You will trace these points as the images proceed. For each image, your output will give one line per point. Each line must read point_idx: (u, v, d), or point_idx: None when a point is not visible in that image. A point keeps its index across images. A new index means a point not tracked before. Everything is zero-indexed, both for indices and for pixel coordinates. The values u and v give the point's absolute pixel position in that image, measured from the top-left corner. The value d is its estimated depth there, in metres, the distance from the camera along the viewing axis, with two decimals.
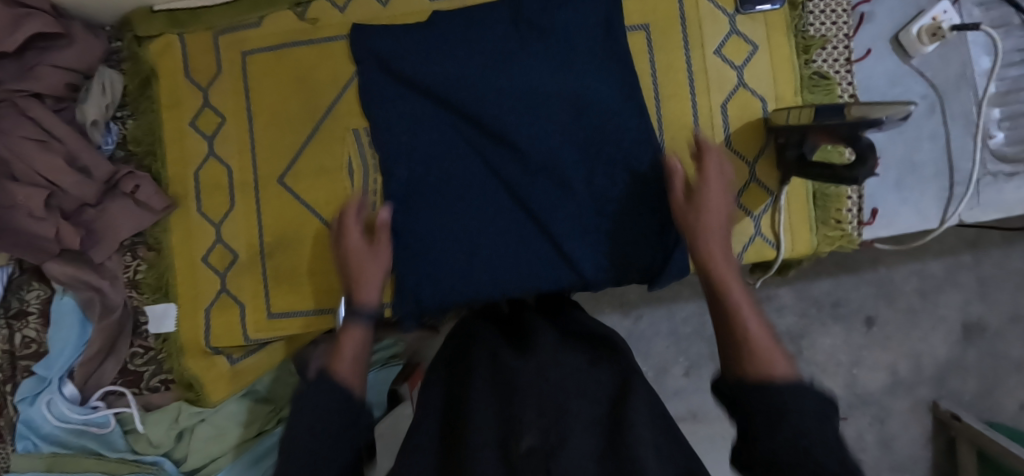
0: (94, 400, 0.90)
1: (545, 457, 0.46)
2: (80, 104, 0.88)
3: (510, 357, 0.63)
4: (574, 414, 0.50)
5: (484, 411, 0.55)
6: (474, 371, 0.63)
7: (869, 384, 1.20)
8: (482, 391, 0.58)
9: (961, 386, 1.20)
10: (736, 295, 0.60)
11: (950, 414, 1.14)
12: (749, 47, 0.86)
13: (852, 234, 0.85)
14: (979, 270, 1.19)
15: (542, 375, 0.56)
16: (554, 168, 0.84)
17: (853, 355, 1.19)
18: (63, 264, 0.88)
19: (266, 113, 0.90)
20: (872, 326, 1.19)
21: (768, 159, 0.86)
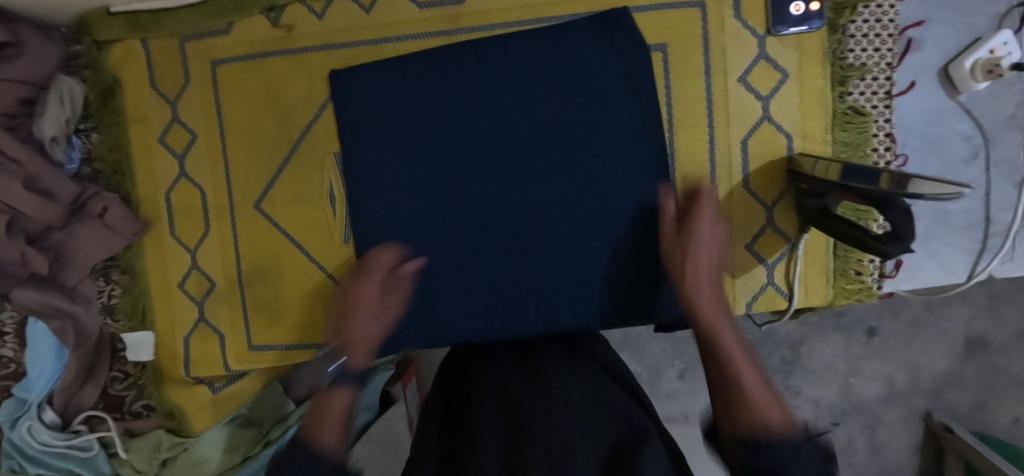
0: (76, 424, 0.88)
1: None
2: (39, 118, 0.81)
3: (518, 390, 0.60)
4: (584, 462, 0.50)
5: (489, 455, 0.52)
6: (480, 405, 0.59)
7: (864, 393, 1.11)
8: (488, 431, 0.55)
9: (957, 398, 1.09)
10: (726, 339, 0.56)
11: (943, 427, 1.05)
12: (775, 75, 0.77)
13: (872, 287, 0.79)
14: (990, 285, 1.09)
15: (558, 417, 0.54)
16: (551, 208, 0.80)
17: (851, 364, 1.10)
18: (30, 290, 0.82)
19: (238, 132, 0.83)
20: (873, 336, 1.10)
21: (788, 203, 0.78)
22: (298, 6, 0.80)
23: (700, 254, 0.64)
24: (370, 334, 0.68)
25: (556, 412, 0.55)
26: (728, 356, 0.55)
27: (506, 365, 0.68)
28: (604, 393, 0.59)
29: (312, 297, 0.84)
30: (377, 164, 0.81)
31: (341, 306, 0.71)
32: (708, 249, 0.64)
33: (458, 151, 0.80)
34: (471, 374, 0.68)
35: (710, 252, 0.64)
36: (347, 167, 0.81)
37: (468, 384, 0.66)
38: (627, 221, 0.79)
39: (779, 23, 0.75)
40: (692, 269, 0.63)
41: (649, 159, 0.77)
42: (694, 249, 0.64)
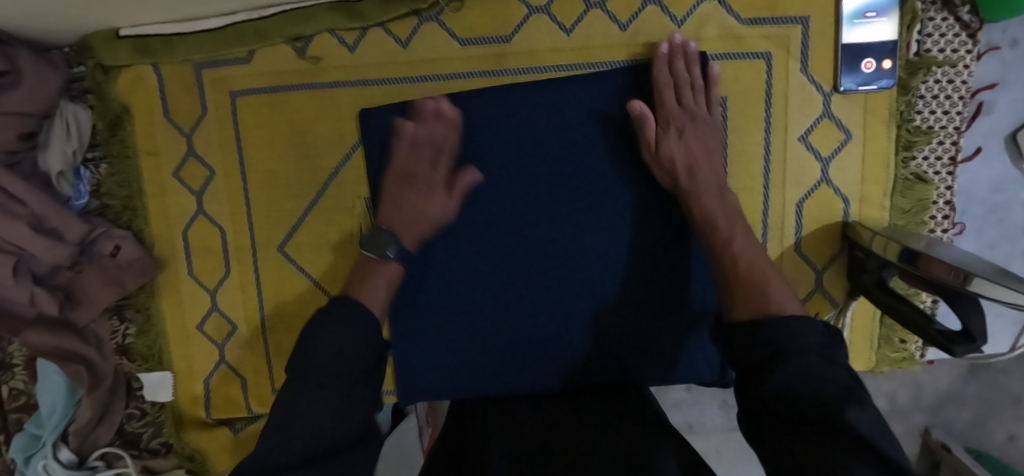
0: (92, 461, 0.85)
1: None
2: (43, 151, 0.75)
3: (529, 424, 0.65)
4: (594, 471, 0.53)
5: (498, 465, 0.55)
6: (487, 443, 0.61)
7: None
8: (497, 457, 0.57)
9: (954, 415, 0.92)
10: (710, 207, 0.65)
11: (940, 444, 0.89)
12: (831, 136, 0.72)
13: (915, 354, 0.78)
14: None
15: (558, 462, 0.55)
16: (591, 260, 0.75)
17: None
18: (41, 332, 0.77)
19: (260, 170, 0.77)
20: None
21: (840, 268, 0.75)
22: (328, 37, 0.73)
23: (686, 99, 0.68)
24: (443, 213, 0.71)
25: (557, 457, 0.56)
26: (725, 243, 0.62)
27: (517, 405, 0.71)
28: (591, 424, 0.63)
29: None
30: None
31: (393, 178, 0.71)
32: (702, 111, 0.68)
33: (496, 208, 0.75)
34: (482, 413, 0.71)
35: (704, 153, 0.67)
36: None
37: (478, 424, 0.67)
38: (663, 282, 0.74)
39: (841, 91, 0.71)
40: (708, 202, 0.65)
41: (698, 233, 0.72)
42: (683, 159, 0.66)
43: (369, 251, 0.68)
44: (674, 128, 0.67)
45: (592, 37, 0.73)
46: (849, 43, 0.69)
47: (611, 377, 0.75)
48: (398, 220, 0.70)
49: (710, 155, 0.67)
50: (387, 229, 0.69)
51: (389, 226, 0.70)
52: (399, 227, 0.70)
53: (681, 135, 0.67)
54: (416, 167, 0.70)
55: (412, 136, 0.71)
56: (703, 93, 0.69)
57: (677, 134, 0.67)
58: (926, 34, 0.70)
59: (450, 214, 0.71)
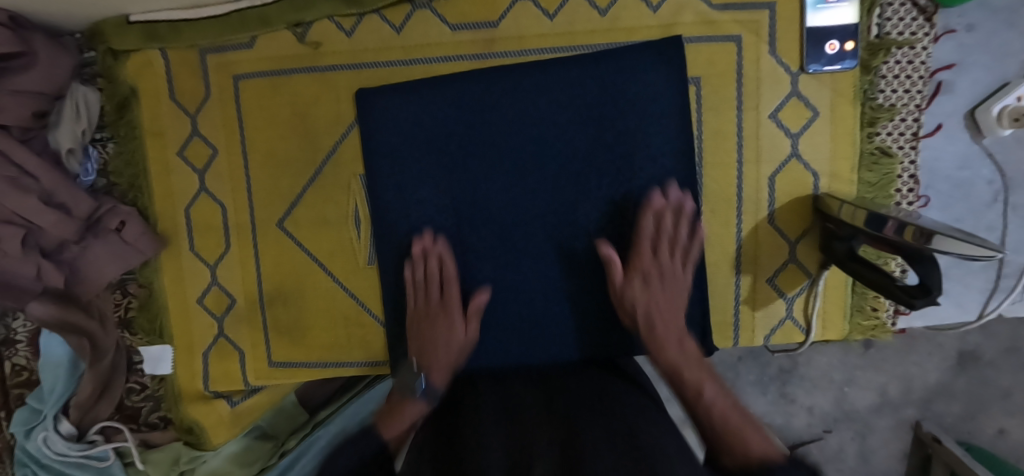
0: (91, 435, 0.88)
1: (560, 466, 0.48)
2: (54, 129, 0.79)
3: (523, 400, 0.66)
4: (583, 436, 0.54)
5: (494, 433, 0.56)
6: (479, 419, 0.61)
7: (858, 400, 1.01)
8: (490, 431, 0.57)
9: (945, 410, 1.00)
10: (671, 356, 0.70)
11: (931, 437, 0.96)
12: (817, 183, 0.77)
13: (886, 323, 0.81)
14: None
15: (558, 435, 0.56)
16: (575, 233, 0.80)
17: (845, 373, 1.01)
18: (45, 303, 0.80)
19: (261, 151, 0.81)
20: (870, 347, 1.01)
21: (813, 239, 0.79)
22: (327, 22, 0.78)
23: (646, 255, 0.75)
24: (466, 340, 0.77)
25: (555, 428, 0.57)
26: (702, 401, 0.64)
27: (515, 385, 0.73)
28: (587, 403, 0.64)
29: (336, 319, 0.84)
30: (399, 188, 0.80)
31: (412, 323, 0.79)
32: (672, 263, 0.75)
33: (489, 188, 0.80)
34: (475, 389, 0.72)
35: (660, 304, 0.73)
36: (375, 190, 0.80)
37: (473, 398, 0.69)
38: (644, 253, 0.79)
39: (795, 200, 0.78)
40: (666, 342, 0.71)
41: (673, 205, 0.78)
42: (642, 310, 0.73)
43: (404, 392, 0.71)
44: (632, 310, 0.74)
45: (575, 22, 0.77)
46: (813, 26, 0.74)
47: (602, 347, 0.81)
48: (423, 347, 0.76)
49: (673, 310, 0.73)
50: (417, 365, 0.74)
51: (423, 361, 0.75)
52: (427, 364, 0.75)
53: (642, 282, 0.74)
54: (429, 307, 0.78)
55: (445, 277, 0.78)
56: (680, 252, 0.76)
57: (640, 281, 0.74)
58: (886, 18, 0.75)
59: (473, 338, 0.78)
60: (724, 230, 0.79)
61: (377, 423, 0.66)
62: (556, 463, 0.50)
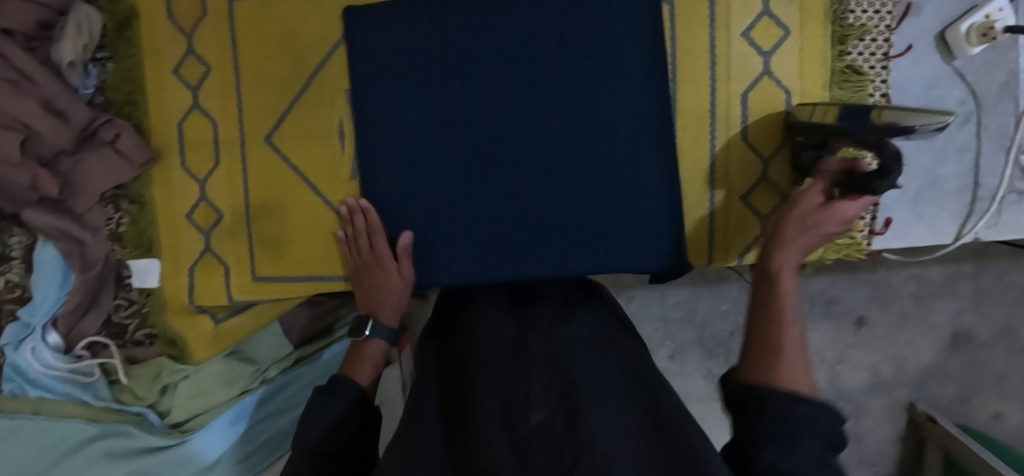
0: (78, 350, 0.90)
1: (562, 426, 0.51)
2: (56, 42, 0.82)
3: (514, 334, 0.66)
4: (582, 381, 0.56)
5: (488, 379, 0.59)
6: (474, 365, 0.62)
7: (850, 383, 1.18)
8: (486, 384, 0.58)
9: (940, 391, 1.18)
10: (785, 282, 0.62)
11: (926, 417, 1.13)
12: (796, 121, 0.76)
13: (861, 243, 0.82)
14: (979, 281, 1.14)
15: (553, 381, 0.57)
16: (554, 147, 0.83)
17: (838, 352, 1.17)
18: (40, 212, 0.84)
19: (250, 68, 0.84)
20: (861, 326, 1.16)
21: (786, 156, 0.80)
22: None
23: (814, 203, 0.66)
24: (404, 283, 0.83)
25: (548, 374, 0.58)
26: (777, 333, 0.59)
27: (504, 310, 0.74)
28: (582, 343, 0.64)
29: (316, 235, 0.86)
30: (383, 105, 0.82)
31: (354, 274, 0.85)
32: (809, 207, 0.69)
33: (471, 105, 0.83)
34: (468, 322, 0.73)
35: (823, 235, 0.64)
36: (359, 104, 0.82)
37: (463, 332, 0.71)
38: (616, 170, 0.81)
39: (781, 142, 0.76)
40: (806, 242, 0.64)
41: (645, 120, 0.80)
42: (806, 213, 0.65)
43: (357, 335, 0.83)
44: (799, 218, 0.65)
45: None
46: None
47: (579, 264, 0.83)
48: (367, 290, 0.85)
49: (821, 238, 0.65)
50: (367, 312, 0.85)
51: (371, 305, 0.85)
52: (375, 307, 0.84)
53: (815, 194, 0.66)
54: (361, 258, 0.84)
55: (373, 231, 0.83)
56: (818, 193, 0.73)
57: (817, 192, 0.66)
58: None
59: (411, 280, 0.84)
60: (697, 145, 0.81)
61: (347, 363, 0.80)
62: (555, 413, 0.52)
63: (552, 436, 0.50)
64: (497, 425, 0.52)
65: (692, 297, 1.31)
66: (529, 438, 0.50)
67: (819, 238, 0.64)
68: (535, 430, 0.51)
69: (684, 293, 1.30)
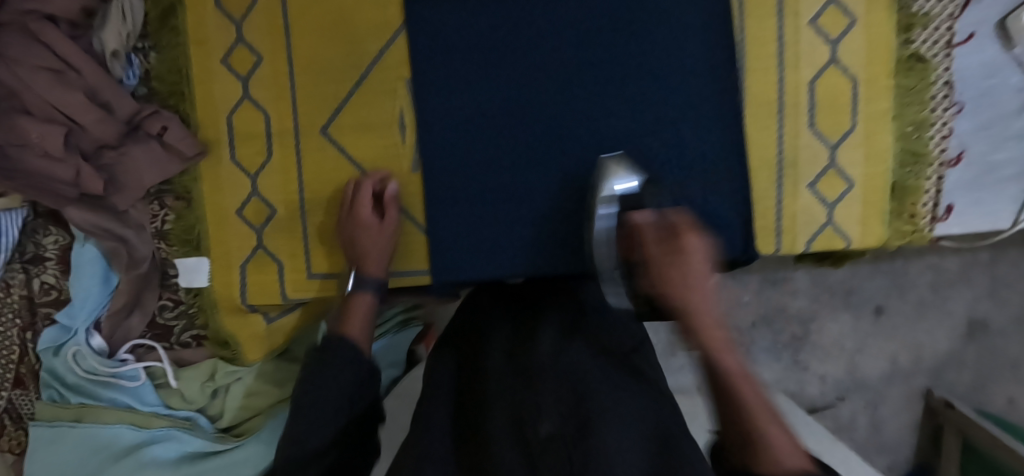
0: (123, 353, 0.86)
1: (568, 443, 0.46)
2: (99, 30, 0.78)
3: (528, 336, 0.61)
4: (596, 389, 0.51)
5: (496, 393, 0.54)
6: (484, 377, 0.57)
7: (870, 371, 1.29)
8: (496, 397, 0.54)
9: (956, 378, 1.28)
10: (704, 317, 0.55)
11: (944, 405, 1.24)
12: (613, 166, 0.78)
13: (924, 230, 0.83)
14: (993, 270, 1.24)
15: (565, 391, 0.52)
16: (617, 137, 0.81)
17: (858, 342, 1.27)
18: (82, 209, 0.80)
19: (306, 56, 0.81)
20: (881, 315, 1.27)
21: (854, 144, 0.80)
22: None
23: (694, 264, 0.59)
24: (384, 249, 0.78)
25: (562, 382, 0.53)
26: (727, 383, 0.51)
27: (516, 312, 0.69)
28: (603, 354, 0.58)
29: None
30: (446, 97, 0.81)
31: (342, 236, 0.80)
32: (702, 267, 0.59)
33: (532, 96, 0.81)
34: (480, 328, 0.67)
35: (700, 266, 0.59)
36: (420, 94, 0.80)
37: (480, 335, 0.66)
38: (682, 160, 0.81)
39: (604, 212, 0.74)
40: (676, 275, 0.58)
41: (711, 109, 0.79)
42: (680, 254, 0.60)
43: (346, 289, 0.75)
44: (655, 237, 0.63)
45: None
46: None
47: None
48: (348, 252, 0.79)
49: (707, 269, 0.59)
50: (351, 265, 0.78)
51: (355, 257, 0.78)
52: (363, 262, 0.77)
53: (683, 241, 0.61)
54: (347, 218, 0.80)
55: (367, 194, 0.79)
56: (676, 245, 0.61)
57: (688, 238, 0.61)
58: None
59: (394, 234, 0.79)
60: (766, 134, 0.80)
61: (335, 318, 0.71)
62: (564, 426, 0.48)
63: (560, 455, 0.45)
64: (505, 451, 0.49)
65: (717, 288, 1.34)
66: (537, 456, 0.46)
67: (705, 269, 0.59)
68: (542, 448, 0.47)
69: None
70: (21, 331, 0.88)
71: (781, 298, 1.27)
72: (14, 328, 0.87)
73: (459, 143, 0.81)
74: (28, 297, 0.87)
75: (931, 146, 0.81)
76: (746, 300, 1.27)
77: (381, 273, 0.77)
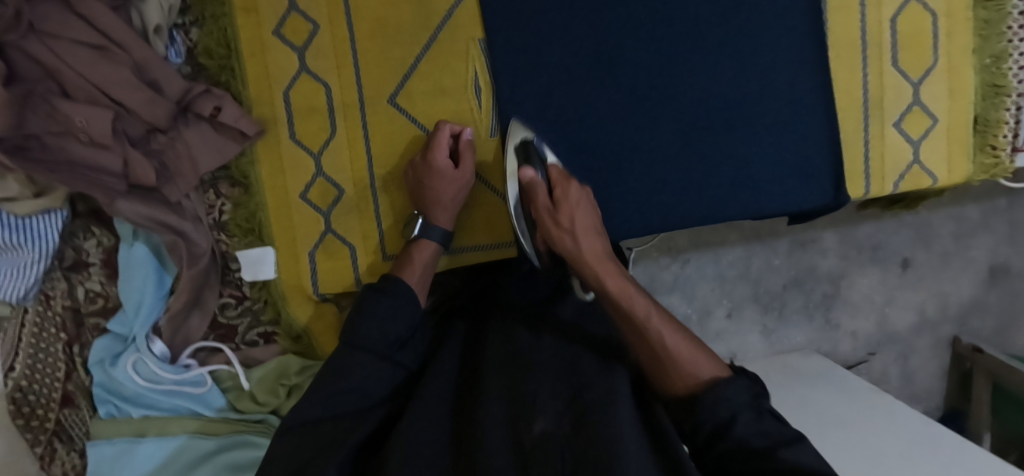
0: (185, 358, 0.81)
1: (564, 436, 0.54)
2: (139, 4, 0.71)
3: (525, 341, 0.69)
4: (589, 387, 0.60)
5: (496, 392, 0.62)
6: (483, 375, 0.65)
7: (899, 322, 1.43)
8: (493, 390, 0.62)
9: (981, 323, 1.46)
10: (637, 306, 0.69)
11: (973, 349, 1.39)
12: (521, 133, 0.77)
13: (1006, 162, 0.82)
14: (1011, 215, 1.40)
15: (560, 390, 0.61)
16: (700, 89, 0.78)
17: (886, 294, 1.41)
18: (134, 202, 0.74)
19: (368, 21, 0.75)
20: (906, 267, 1.40)
21: (937, 78, 0.80)
22: None
23: (587, 246, 0.72)
24: (455, 199, 0.76)
25: (558, 381, 0.62)
26: (645, 319, 0.68)
27: (512, 306, 0.76)
28: (587, 349, 0.68)
29: None
30: (520, 55, 0.76)
31: (414, 184, 0.76)
32: (588, 238, 0.72)
33: (608, 51, 0.77)
34: (479, 333, 0.75)
35: (593, 229, 0.73)
36: (493, 53, 0.76)
37: (482, 335, 0.74)
38: (764, 108, 0.79)
39: (539, 160, 0.76)
40: (586, 219, 0.73)
41: (789, 51, 0.78)
42: (576, 217, 0.72)
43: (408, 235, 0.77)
44: (568, 230, 0.72)
45: None
46: None
47: (729, 209, 0.80)
48: (414, 201, 0.77)
49: (601, 232, 0.74)
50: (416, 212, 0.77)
51: (421, 206, 0.77)
52: (431, 209, 0.76)
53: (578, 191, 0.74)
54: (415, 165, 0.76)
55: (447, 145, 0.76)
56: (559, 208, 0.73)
57: (576, 189, 0.73)
58: None
59: (469, 182, 0.77)
60: (848, 74, 0.79)
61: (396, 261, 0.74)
62: (560, 420, 0.56)
63: (558, 443, 0.54)
64: (500, 432, 0.56)
65: (746, 254, 1.33)
66: (536, 444, 0.54)
67: (593, 226, 0.73)
68: (539, 438, 0.54)
69: (738, 251, 1.33)
70: (67, 346, 0.81)
71: (811, 259, 1.36)
72: (58, 342, 0.80)
73: (536, 106, 0.78)
74: (73, 307, 0.81)
75: (1009, 77, 0.80)
76: (778, 263, 1.35)
77: (448, 224, 0.77)
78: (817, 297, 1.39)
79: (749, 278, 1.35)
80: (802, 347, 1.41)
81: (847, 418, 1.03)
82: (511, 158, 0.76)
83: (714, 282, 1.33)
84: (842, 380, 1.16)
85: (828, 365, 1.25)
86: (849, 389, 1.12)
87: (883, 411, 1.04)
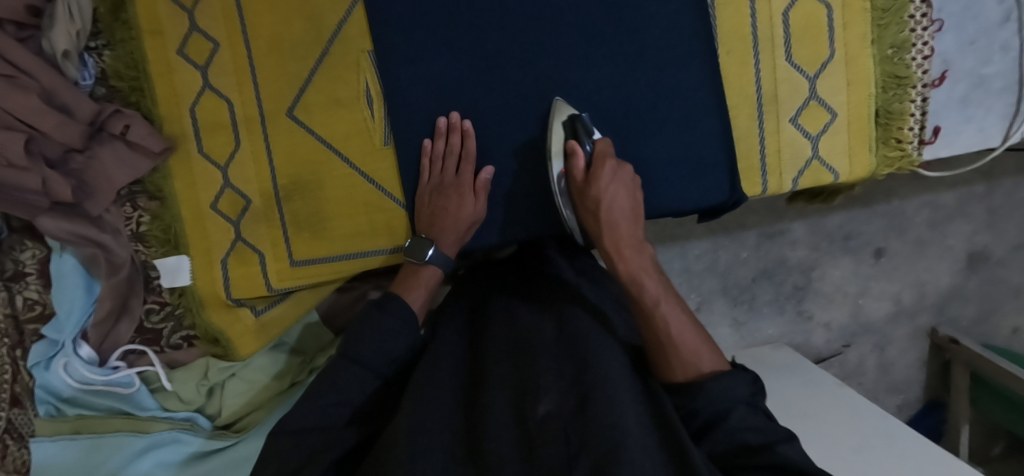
0: (113, 361, 0.86)
1: (566, 421, 0.49)
2: (47, 32, 0.75)
3: (528, 323, 0.67)
4: (595, 369, 0.55)
5: (498, 380, 0.58)
6: (486, 363, 0.62)
7: (874, 313, 1.40)
8: (497, 377, 0.59)
9: (961, 310, 1.42)
10: (652, 288, 0.67)
11: (950, 340, 1.35)
12: (566, 110, 0.78)
13: (912, 155, 0.82)
14: (989, 201, 1.35)
15: (564, 370, 0.56)
16: (595, 92, 0.79)
17: (860, 285, 1.37)
18: (56, 219, 0.78)
19: (264, 37, 0.78)
20: (880, 257, 1.37)
21: (835, 71, 0.79)
22: None
23: (623, 229, 0.71)
24: (475, 213, 0.80)
25: (563, 362, 0.57)
26: (654, 303, 0.66)
27: (514, 298, 0.74)
28: (593, 330, 0.64)
29: (354, 206, 0.83)
30: (415, 64, 0.78)
31: (423, 201, 0.81)
32: (622, 217, 0.72)
33: (504, 57, 0.79)
34: (480, 325, 0.72)
35: (627, 212, 0.72)
36: (384, 64, 0.78)
37: (485, 325, 0.71)
38: (661, 106, 0.79)
39: (586, 135, 0.76)
40: (621, 202, 0.72)
41: (683, 51, 0.78)
42: (608, 201, 0.71)
43: (412, 257, 0.78)
44: (594, 209, 0.72)
45: None
46: None
47: None
48: (421, 225, 0.80)
49: (634, 217, 0.73)
50: (425, 236, 0.79)
51: (427, 228, 0.79)
52: (436, 229, 0.79)
53: (614, 170, 0.73)
54: (441, 179, 0.80)
55: (434, 157, 0.80)
56: (594, 187, 0.72)
57: (612, 168, 0.73)
58: None
59: (480, 212, 0.80)
60: (742, 71, 0.79)
61: (402, 276, 0.77)
62: (564, 400, 0.52)
63: (561, 423, 0.49)
64: (504, 419, 0.53)
65: (714, 247, 1.30)
66: (537, 426, 0.50)
67: (628, 207, 0.73)
68: (543, 420, 0.50)
69: (706, 245, 1.31)
70: (11, 350, 0.87)
71: (780, 251, 1.33)
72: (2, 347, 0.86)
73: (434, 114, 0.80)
74: (11, 315, 0.86)
75: (911, 68, 0.79)
76: (746, 256, 1.33)
77: (450, 246, 0.79)
78: (788, 289, 1.36)
79: (716, 271, 1.32)
80: (774, 340, 1.38)
81: (811, 413, 0.99)
82: (558, 133, 0.77)
83: (681, 276, 1.31)
84: (808, 372, 1.13)
85: (795, 358, 1.21)
86: (833, 382, 1.07)
87: (845, 407, 1.00)
